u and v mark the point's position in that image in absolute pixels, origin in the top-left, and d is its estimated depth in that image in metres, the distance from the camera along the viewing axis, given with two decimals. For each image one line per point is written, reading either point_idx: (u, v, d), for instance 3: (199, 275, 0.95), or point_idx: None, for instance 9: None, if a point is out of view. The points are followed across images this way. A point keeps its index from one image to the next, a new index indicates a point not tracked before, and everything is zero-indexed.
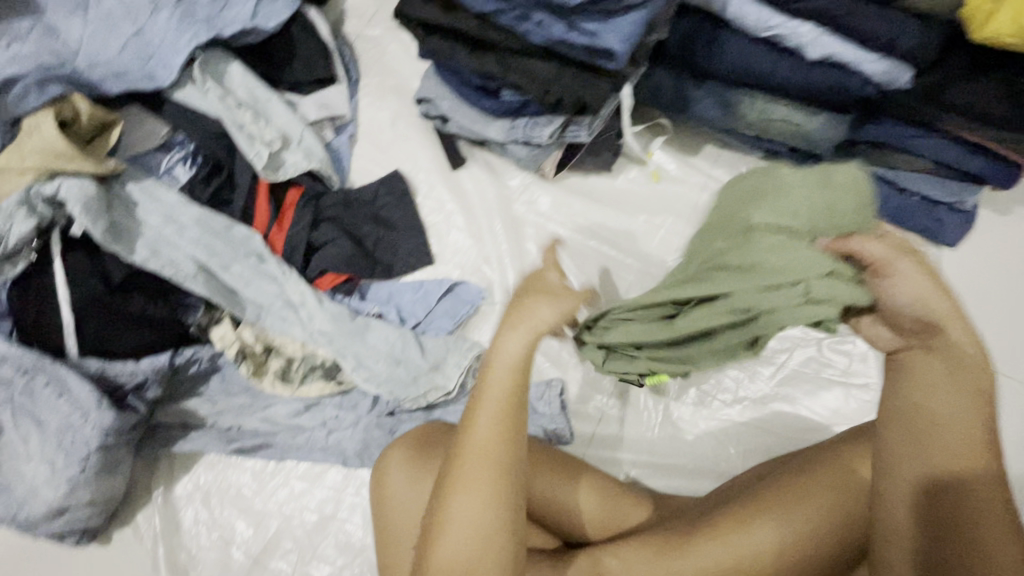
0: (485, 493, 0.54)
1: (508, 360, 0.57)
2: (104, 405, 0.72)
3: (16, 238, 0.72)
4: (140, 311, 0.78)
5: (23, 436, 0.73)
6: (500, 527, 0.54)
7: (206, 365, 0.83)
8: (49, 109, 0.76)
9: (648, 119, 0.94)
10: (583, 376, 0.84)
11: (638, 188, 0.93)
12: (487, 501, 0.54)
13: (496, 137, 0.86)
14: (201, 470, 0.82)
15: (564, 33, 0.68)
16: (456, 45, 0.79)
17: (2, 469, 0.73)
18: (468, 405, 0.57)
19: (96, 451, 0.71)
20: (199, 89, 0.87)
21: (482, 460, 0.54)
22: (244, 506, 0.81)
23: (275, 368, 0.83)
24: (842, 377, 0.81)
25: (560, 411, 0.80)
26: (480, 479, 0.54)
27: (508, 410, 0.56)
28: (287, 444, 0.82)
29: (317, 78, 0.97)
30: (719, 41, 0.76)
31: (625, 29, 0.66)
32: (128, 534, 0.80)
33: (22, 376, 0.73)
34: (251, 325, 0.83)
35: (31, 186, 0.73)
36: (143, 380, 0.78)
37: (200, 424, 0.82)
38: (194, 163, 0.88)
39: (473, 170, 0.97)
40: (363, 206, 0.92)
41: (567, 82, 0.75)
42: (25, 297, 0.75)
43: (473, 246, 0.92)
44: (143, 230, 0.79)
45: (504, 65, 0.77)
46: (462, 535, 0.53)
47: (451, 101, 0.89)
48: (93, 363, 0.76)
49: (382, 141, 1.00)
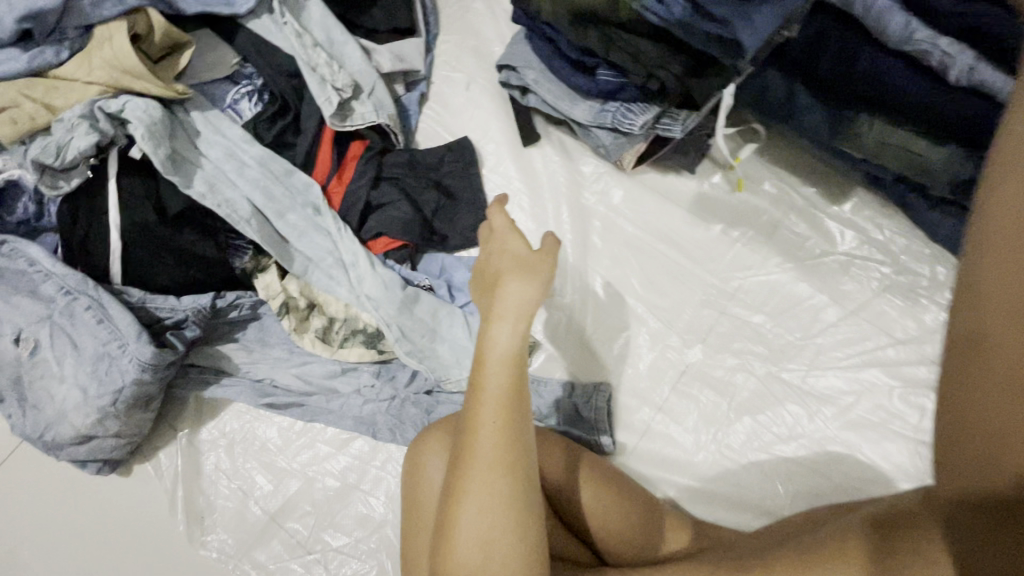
0: (498, 473, 0.54)
1: (505, 351, 0.58)
2: (143, 339, 0.69)
3: (75, 152, 0.68)
4: (188, 248, 0.75)
5: (58, 356, 0.70)
6: (513, 503, 0.54)
7: (246, 312, 0.80)
8: (122, 21, 0.71)
9: (741, 123, 0.87)
10: (632, 384, 0.80)
11: (720, 195, 0.87)
12: (504, 482, 0.55)
13: (581, 118, 0.80)
14: (228, 417, 0.80)
15: (687, 16, 0.61)
16: (558, 12, 0.72)
17: (33, 386, 0.71)
18: (470, 391, 0.58)
19: (130, 384, 0.69)
20: (275, 21, 0.82)
21: (494, 442, 0.55)
22: (266, 460, 0.79)
23: (317, 326, 0.79)
24: (912, 431, 0.75)
25: (606, 416, 0.77)
26: (492, 459, 0.55)
27: (510, 395, 0.57)
28: (319, 406, 0.79)
29: (396, 27, 0.92)
30: (850, 49, 0.70)
31: (760, 24, 0.60)
32: (148, 470, 0.78)
33: (64, 296, 0.71)
34: (297, 278, 0.80)
35: (95, 101, 0.70)
36: (183, 318, 0.75)
37: (233, 371, 0.80)
38: (261, 100, 0.82)
39: (546, 149, 0.91)
40: (427, 171, 0.87)
41: (674, 68, 0.68)
42: (77, 215, 0.72)
43: (534, 230, 0.87)
44: (203, 163, 0.76)
45: (607, 41, 0.70)
46: (480, 513, 0.53)
47: (537, 72, 0.83)
48: (136, 292, 0.74)
49: (454, 104, 0.94)
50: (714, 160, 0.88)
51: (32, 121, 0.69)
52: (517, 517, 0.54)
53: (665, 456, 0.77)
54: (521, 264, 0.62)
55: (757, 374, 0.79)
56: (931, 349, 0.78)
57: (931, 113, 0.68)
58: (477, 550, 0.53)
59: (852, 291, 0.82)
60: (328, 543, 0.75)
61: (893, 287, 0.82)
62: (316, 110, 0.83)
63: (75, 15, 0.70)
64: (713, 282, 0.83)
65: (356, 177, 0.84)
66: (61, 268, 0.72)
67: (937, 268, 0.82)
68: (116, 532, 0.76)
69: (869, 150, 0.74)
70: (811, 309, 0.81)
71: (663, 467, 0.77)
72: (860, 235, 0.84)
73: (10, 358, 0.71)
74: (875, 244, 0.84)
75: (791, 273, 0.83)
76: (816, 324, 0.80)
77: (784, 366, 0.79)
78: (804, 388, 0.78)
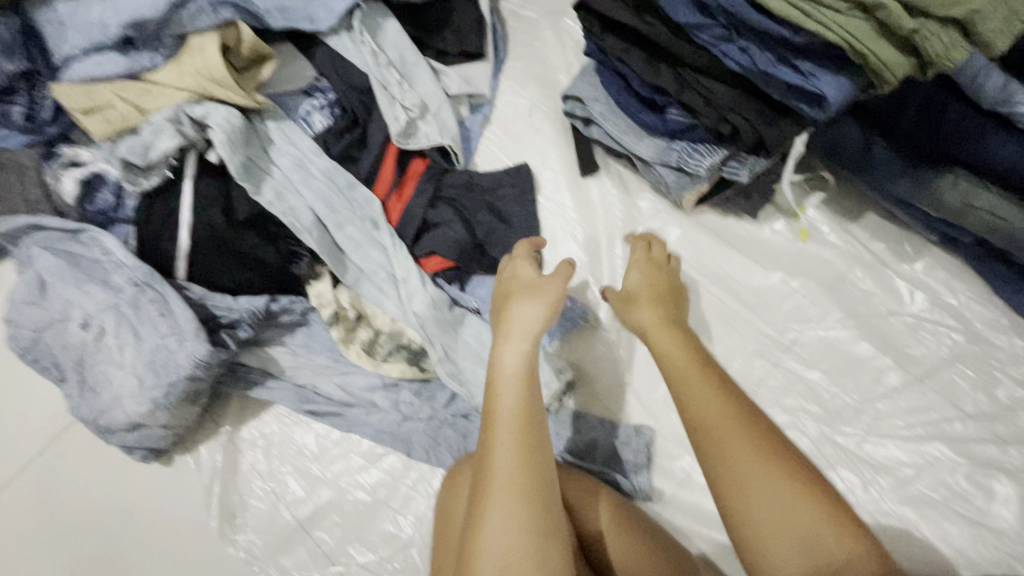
0: (521, 496, 0.50)
1: (514, 368, 0.58)
2: (200, 335, 0.71)
3: (158, 152, 0.73)
4: (250, 251, 0.77)
5: (120, 344, 0.73)
6: (537, 530, 0.49)
7: (297, 317, 0.82)
8: (215, 34, 0.75)
9: (809, 171, 0.85)
10: (675, 430, 0.77)
11: (782, 243, 0.84)
12: (526, 504, 0.50)
13: (645, 155, 0.80)
14: (269, 419, 0.81)
15: (770, 64, 0.60)
16: (632, 49, 0.73)
17: (94, 371, 0.74)
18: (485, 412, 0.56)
19: (183, 380, 0.71)
20: (353, 39, 0.85)
21: (512, 455, 0.52)
22: (301, 466, 0.79)
23: (363, 338, 0.80)
24: (978, 514, 0.70)
25: (646, 463, 0.75)
26: (514, 481, 0.51)
27: (526, 412, 0.55)
28: (357, 418, 0.79)
29: (466, 51, 0.93)
30: (937, 106, 0.65)
31: (846, 78, 0.57)
32: (188, 462, 0.80)
33: (133, 287, 0.74)
34: (349, 289, 0.81)
35: (183, 106, 0.74)
36: (238, 319, 0.77)
37: (278, 375, 0.81)
38: (332, 113, 0.85)
39: (603, 181, 0.90)
40: (484, 193, 0.88)
41: (748, 112, 0.67)
42: (152, 212, 0.76)
43: (586, 261, 0.86)
44: (272, 171, 0.78)
45: (681, 83, 0.70)
46: (501, 542, 0.48)
47: (603, 104, 0.82)
48: (197, 289, 0.77)
49: (515, 129, 0.95)
50: (779, 207, 0.85)
51: (123, 121, 0.73)
52: (540, 540, 0.49)
53: (706, 512, 0.73)
54: (531, 286, 0.65)
55: (810, 434, 0.75)
56: (1004, 427, 0.73)
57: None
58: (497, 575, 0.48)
59: (918, 356, 0.77)
60: (353, 558, 0.75)
61: (966, 356, 0.77)
62: (383, 127, 0.86)
63: (175, 26, 0.75)
64: (767, 331, 0.80)
65: (415, 194, 0.85)
66: (132, 261, 0.75)
67: (1016, 340, 0.77)
68: (151, 521, 0.77)
69: (950, 210, 0.71)
70: (872, 371, 0.77)
71: (703, 521, 0.73)
72: (931, 298, 0.80)
73: (76, 341, 0.74)
74: (947, 307, 0.79)
75: (853, 330, 0.79)
76: (877, 387, 0.76)
77: (839, 428, 0.75)
78: (860, 455, 0.74)
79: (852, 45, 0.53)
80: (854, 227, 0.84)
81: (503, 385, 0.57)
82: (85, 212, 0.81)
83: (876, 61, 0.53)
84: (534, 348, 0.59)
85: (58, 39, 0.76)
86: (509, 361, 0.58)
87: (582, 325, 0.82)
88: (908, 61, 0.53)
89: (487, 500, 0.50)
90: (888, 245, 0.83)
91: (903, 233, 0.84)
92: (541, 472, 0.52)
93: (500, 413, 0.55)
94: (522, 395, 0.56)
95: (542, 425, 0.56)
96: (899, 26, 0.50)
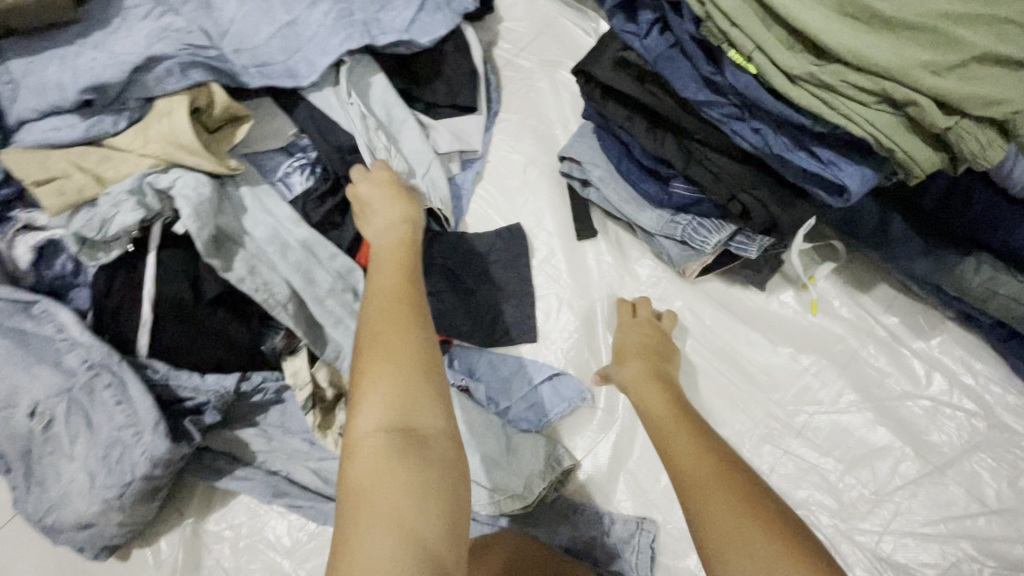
0: (397, 374, 0.51)
1: (393, 276, 0.60)
2: (160, 430, 0.64)
3: (117, 228, 0.66)
4: (221, 329, 0.72)
5: (73, 434, 0.67)
6: (429, 428, 0.50)
7: (270, 396, 0.76)
8: (185, 96, 0.71)
9: (817, 239, 0.81)
10: (680, 525, 0.71)
11: (791, 316, 0.80)
12: (400, 381, 0.51)
13: (647, 226, 0.75)
14: (238, 509, 0.74)
15: (787, 149, 0.56)
16: (635, 118, 0.69)
17: (42, 462, 0.67)
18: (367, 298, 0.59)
19: (138, 479, 0.64)
20: (336, 96, 0.80)
21: (382, 342, 0.53)
22: (271, 563, 0.72)
23: (342, 421, 0.74)
24: None
25: (649, 566, 0.69)
26: (392, 368, 0.51)
27: (404, 291, 0.58)
28: (334, 512, 0.72)
29: (457, 105, 0.88)
30: (964, 193, 0.61)
31: (870, 167, 0.53)
32: (147, 558, 0.73)
33: (87, 370, 0.67)
34: (328, 365, 0.76)
35: (146, 175, 0.69)
36: (204, 402, 0.71)
37: (249, 460, 0.75)
38: (313, 174, 0.80)
39: (602, 245, 0.86)
40: (475, 259, 0.83)
41: (760, 191, 0.63)
42: (114, 286, 0.70)
43: (584, 333, 0.81)
44: (246, 243, 0.73)
45: (688, 157, 0.66)
46: (372, 419, 0.49)
47: (602, 170, 0.78)
48: (159, 367, 0.70)
49: (508, 187, 0.91)
50: (787, 277, 0.81)
51: (81, 193, 0.68)
52: (409, 433, 0.49)
53: None
54: (385, 185, 0.73)
55: (824, 530, 0.70)
56: None
57: None
58: (365, 476, 0.47)
59: (938, 443, 0.72)
60: None
61: (989, 444, 0.72)
62: None
63: (139, 88, 0.71)
64: (777, 414, 0.75)
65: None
66: (87, 341, 0.68)
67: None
68: None
69: (974, 295, 0.66)
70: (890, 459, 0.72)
71: None
72: (949, 378, 0.75)
73: (22, 431, 0.67)
74: (966, 389, 0.75)
75: (867, 414, 0.74)
76: (895, 478, 0.71)
77: (857, 524, 0.70)
78: (880, 555, 0.68)
79: (879, 139, 0.48)
80: (866, 299, 0.80)
81: (381, 275, 0.60)
82: (42, 276, 0.75)
83: (901, 155, 0.49)
84: (405, 233, 0.68)
85: (9, 102, 0.70)
86: (383, 264, 0.62)
87: (579, 404, 0.77)
88: (935, 159, 0.49)
89: (349, 508, 0.46)
90: (902, 319, 0.79)
91: (917, 307, 0.79)
92: (423, 355, 0.53)
93: (375, 293, 0.58)
94: (393, 277, 0.60)
95: (420, 303, 0.58)
96: (931, 123, 0.46)
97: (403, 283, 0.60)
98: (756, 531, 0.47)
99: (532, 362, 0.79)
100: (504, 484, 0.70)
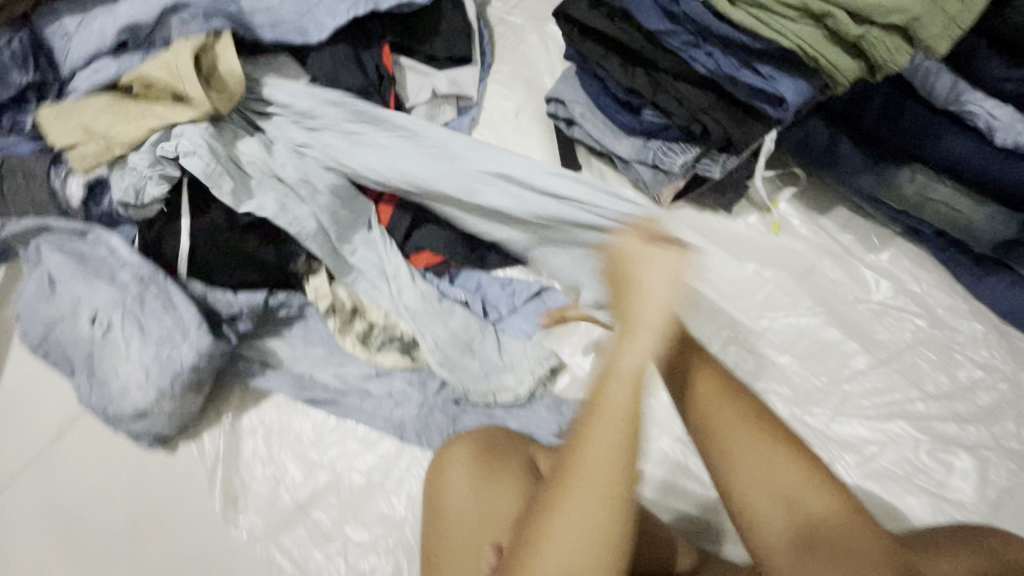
0: (600, 491, 0.52)
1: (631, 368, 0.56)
2: (204, 328, 0.76)
3: (149, 198, 0.77)
4: (253, 251, 0.82)
5: (126, 339, 0.77)
6: (611, 525, 0.52)
7: (294, 311, 0.87)
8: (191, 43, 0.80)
9: (780, 167, 0.90)
10: (653, 413, 0.81)
11: (757, 235, 0.88)
12: (605, 509, 0.52)
13: (624, 153, 0.84)
14: (269, 407, 0.86)
15: (734, 68, 0.64)
16: (608, 54, 0.77)
17: (101, 364, 0.78)
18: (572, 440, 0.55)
19: (187, 369, 0.75)
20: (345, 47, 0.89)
21: (601, 454, 0.53)
22: (300, 451, 0.84)
23: (358, 330, 0.86)
24: (937, 487, 0.74)
25: (624, 443, 0.79)
26: (602, 480, 0.53)
27: (623, 428, 0.54)
28: (351, 405, 0.84)
29: (453, 56, 0.97)
30: (895, 108, 0.71)
31: (802, 82, 0.63)
32: (192, 450, 0.85)
33: (137, 283, 0.78)
34: (345, 286, 0.87)
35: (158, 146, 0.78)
36: (238, 312, 0.82)
37: (277, 365, 0.86)
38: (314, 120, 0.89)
39: (586, 179, 0.95)
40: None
41: (717, 114, 0.71)
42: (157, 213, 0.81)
43: None
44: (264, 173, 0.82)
45: (654, 86, 0.75)
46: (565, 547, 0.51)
47: (583, 106, 0.87)
48: (198, 286, 0.81)
49: (501, 130, 1.00)
50: (753, 202, 0.89)
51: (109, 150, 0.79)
52: (600, 530, 0.51)
53: (684, 489, 0.78)
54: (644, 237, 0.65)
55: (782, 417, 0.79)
56: (964, 407, 0.77)
57: (979, 173, 0.67)
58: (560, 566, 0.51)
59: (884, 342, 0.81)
60: (351, 537, 0.79)
61: (928, 340, 0.81)
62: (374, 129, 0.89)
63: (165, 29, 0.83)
64: (741, 320, 0.84)
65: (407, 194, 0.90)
66: (137, 259, 0.80)
67: (975, 324, 0.81)
68: (157, 506, 0.82)
69: (912, 203, 0.74)
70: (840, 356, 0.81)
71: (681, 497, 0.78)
72: (897, 285, 0.84)
73: (84, 335, 0.78)
74: (911, 294, 0.83)
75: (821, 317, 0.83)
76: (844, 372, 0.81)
77: (811, 410, 0.79)
78: (829, 434, 0.78)
79: (804, 49, 0.58)
80: (824, 220, 0.89)
81: (612, 392, 0.55)
82: (90, 214, 0.84)
83: (825, 62, 0.59)
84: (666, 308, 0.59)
85: (63, 52, 0.85)
86: (635, 354, 0.57)
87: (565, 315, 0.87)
88: (854, 64, 0.59)
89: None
90: (856, 236, 0.87)
91: (871, 226, 0.88)
92: (615, 480, 0.53)
93: (589, 440, 0.54)
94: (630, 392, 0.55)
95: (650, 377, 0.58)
96: (845, 32, 0.56)
97: (650, 351, 0.58)
98: (790, 461, 0.55)
99: (521, 280, 0.90)
100: (497, 380, 0.82)
